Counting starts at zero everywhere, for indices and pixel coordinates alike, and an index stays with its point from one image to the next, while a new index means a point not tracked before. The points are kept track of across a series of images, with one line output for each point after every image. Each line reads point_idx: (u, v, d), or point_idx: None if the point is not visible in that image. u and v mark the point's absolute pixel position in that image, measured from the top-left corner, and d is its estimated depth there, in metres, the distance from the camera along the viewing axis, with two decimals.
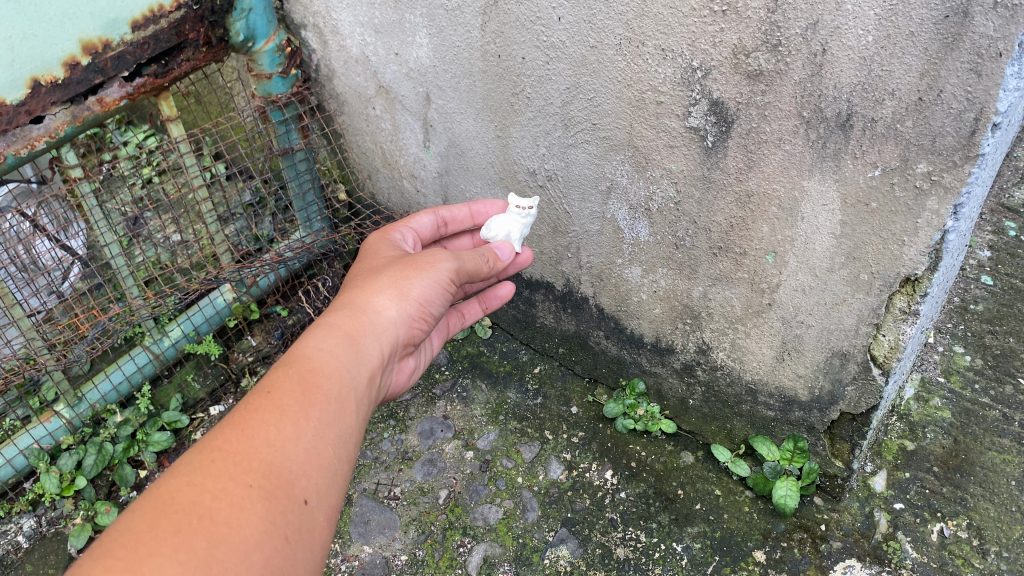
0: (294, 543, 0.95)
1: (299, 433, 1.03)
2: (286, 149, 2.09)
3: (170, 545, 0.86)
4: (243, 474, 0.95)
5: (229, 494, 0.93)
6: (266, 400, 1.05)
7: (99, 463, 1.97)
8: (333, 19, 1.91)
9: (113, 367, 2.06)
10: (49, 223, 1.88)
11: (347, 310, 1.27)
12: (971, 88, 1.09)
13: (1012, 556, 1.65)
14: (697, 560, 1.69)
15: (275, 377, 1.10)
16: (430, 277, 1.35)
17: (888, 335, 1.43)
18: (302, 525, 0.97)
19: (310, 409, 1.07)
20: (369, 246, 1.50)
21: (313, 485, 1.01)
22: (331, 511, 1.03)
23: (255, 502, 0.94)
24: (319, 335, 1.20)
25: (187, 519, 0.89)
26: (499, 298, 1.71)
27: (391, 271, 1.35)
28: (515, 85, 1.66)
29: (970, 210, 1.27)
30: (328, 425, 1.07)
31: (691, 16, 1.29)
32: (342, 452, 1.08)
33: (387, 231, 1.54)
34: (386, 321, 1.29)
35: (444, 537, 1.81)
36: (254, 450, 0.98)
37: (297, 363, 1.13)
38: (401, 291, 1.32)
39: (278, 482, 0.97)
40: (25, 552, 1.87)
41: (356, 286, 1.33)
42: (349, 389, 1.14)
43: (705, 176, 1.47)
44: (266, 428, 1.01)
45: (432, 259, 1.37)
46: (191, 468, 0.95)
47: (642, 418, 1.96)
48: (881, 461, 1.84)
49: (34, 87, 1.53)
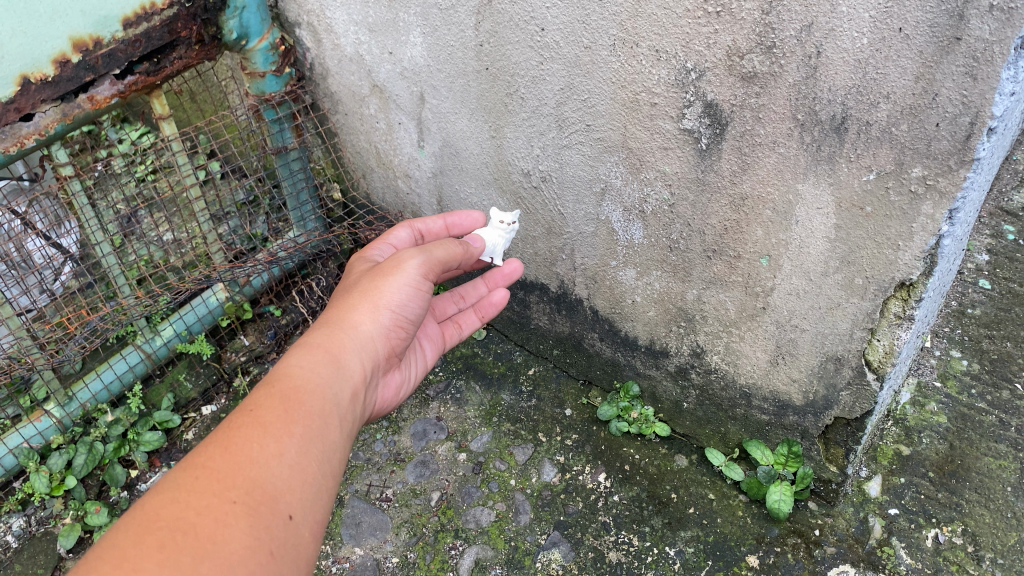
0: (278, 558, 0.94)
1: (283, 449, 1.03)
2: (279, 148, 2.08)
3: (155, 560, 0.84)
4: (227, 491, 0.95)
5: (214, 510, 0.92)
6: (249, 417, 1.04)
7: (90, 463, 1.96)
8: (327, 17, 1.90)
9: (104, 366, 2.05)
10: (40, 220, 1.87)
11: (324, 329, 1.26)
12: (966, 92, 1.08)
13: (1007, 563, 1.63)
14: (690, 565, 1.68)
15: (256, 396, 1.09)
16: (401, 282, 1.33)
17: (883, 341, 1.42)
18: (287, 541, 0.96)
19: (293, 425, 1.06)
20: (348, 268, 1.50)
21: (297, 501, 1.00)
22: (315, 527, 1.02)
23: (239, 518, 0.93)
24: (299, 353, 1.19)
25: (171, 534, 0.88)
26: (494, 306, 1.70)
27: (363, 284, 1.34)
28: (509, 85, 1.64)
29: (965, 214, 1.26)
30: (312, 440, 1.07)
31: (686, 17, 1.28)
32: (326, 468, 1.07)
33: (366, 250, 1.54)
34: (365, 335, 1.28)
35: (436, 539, 1.80)
36: (238, 467, 0.98)
37: (278, 381, 1.12)
38: (376, 302, 1.31)
39: (262, 498, 0.97)
40: (14, 551, 1.86)
41: (333, 305, 1.32)
42: (332, 405, 1.14)
43: (699, 179, 1.46)
44: (250, 445, 1.00)
45: (403, 264, 1.35)
46: (175, 484, 0.94)
47: (637, 421, 1.95)
48: (876, 466, 1.83)
49: (23, 84, 1.51)
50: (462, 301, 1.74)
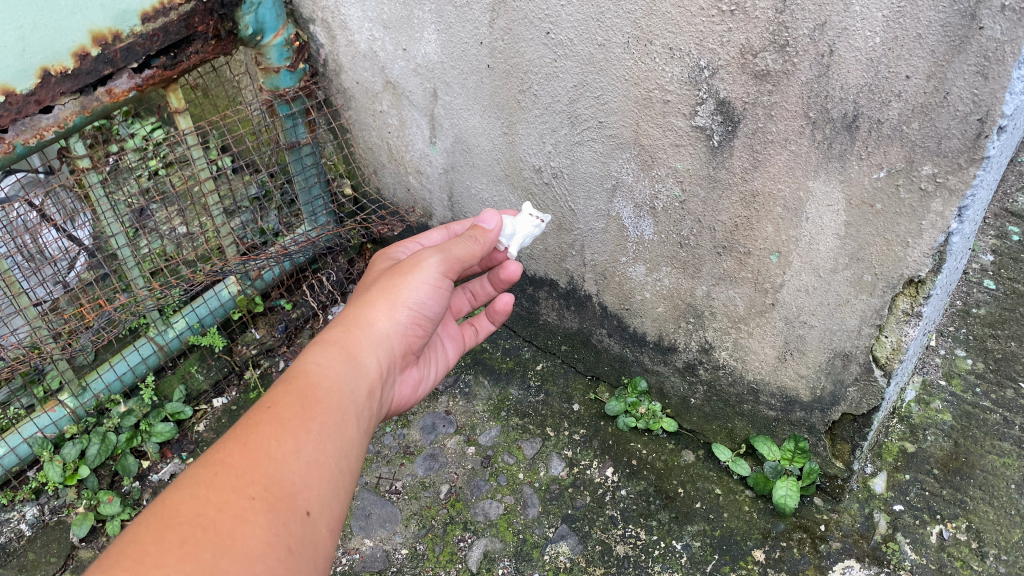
0: (297, 554, 0.96)
1: (300, 446, 1.05)
2: (292, 143, 2.11)
3: (175, 556, 0.87)
4: (246, 487, 0.97)
5: (232, 506, 0.94)
6: (267, 414, 1.06)
7: (102, 453, 1.99)
8: (342, 14, 1.92)
9: (117, 357, 2.08)
10: (57, 213, 1.89)
11: (341, 326, 1.28)
12: (978, 91, 1.09)
13: (1011, 559, 1.65)
14: (697, 559, 1.70)
15: (274, 392, 1.11)
16: (420, 280, 1.35)
17: (890, 337, 1.44)
18: (305, 536, 0.98)
19: (309, 423, 1.08)
20: (371, 266, 1.53)
21: (314, 497, 1.02)
22: (333, 522, 1.04)
23: (258, 514, 0.95)
24: (316, 351, 1.21)
25: (191, 530, 0.90)
26: (502, 313, 1.64)
27: (382, 283, 1.36)
28: (523, 82, 1.66)
29: (974, 212, 1.28)
30: (328, 437, 1.09)
31: (699, 15, 1.29)
32: (343, 464, 1.09)
33: (389, 249, 1.57)
34: (381, 333, 1.31)
35: (444, 532, 1.81)
36: (255, 464, 1.00)
37: (295, 378, 1.14)
38: (394, 301, 1.33)
39: (281, 494, 0.99)
40: (28, 539, 1.88)
41: (352, 303, 1.35)
42: (348, 402, 1.16)
43: (710, 176, 1.47)
44: (267, 442, 1.02)
45: (422, 262, 1.37)
46: (194, 480, 0.96)
47: (644, 416, 1.97)
48: (881, 462, 1.84)
49: (44, 77, 1.54)
50: (474, 300, 1.76)
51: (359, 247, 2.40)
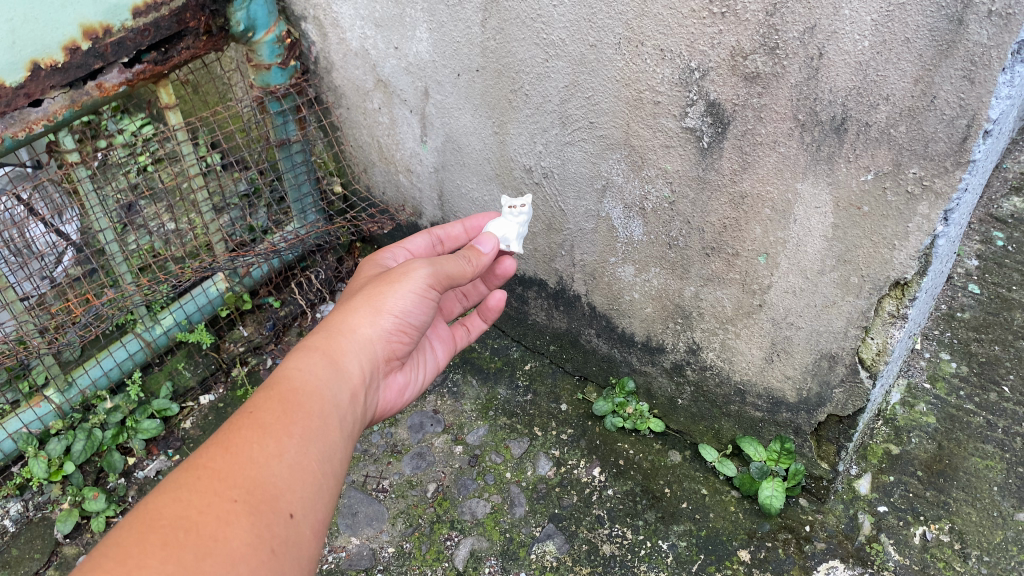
0: (280, 555, 0.96)
1: (282, 450, 1.05)
2: (282, 139, 2.11)
3: (157, 558, 0.86)
4: (229, 490, 0.96)
5: (215, 509, 0.93)
6: (248, 420, 1.06)
7: (88, 449, 1.97)
8: (334, 11, 1.92)
9: (103, 353, 2.07)
10: (44, 207, 1.88)
11: (324, 332, 1.28)
12: (964, 95, 1.11)
13: (992, 560, 1.67)
14: (682, 559, 1.71)
15: (256, 397, 1.11)
16: (406, 289, 1.33)
17: (876, 339, 1.45)
18: (288, 538, 0.98)
19: (292, 426, 1.08)
20: (358, 271, 1.53)
21: (297, 500, 1.02)
22: (317, 524, 1.04)
23: (240, 516, 0.94)
24: (300, 356, 1.21)
25: (173, 533, 0.90)
26: (493, 311, 1.66)
27: (369, 288, 1.35)
28: (514, 82, 1.67)
29: (960, 215, 1.29)
30: (311, 440, 1.09)
31: (691, 17, 1.30)
32: (326, 467, 1.09)
33: (377, 252, 1.57)
34: (364, 338, 1.31)
35: (432, 530, 1.81)
36: (238, 467, 0.99)
37: (277, 383, 1.14)
38: (378, 308, 1.32)
39: (263, 496, 0.98)
40: (11, 536, 1.87)
41: (337, 308, 1.35)
42: (331, 406, 1.16)
43: (699, 177, 1.48)
44: (250, 446, 1.02)
45: (409, 269, 1.35)
46: (177, 484, 0.96)
47: (631, 416, 1.98)
48: (866, 464, 1.86)
49: (33, 70, 1.52)
50: (466, 300, 1.75)
51: (348, 244, 2.40)
